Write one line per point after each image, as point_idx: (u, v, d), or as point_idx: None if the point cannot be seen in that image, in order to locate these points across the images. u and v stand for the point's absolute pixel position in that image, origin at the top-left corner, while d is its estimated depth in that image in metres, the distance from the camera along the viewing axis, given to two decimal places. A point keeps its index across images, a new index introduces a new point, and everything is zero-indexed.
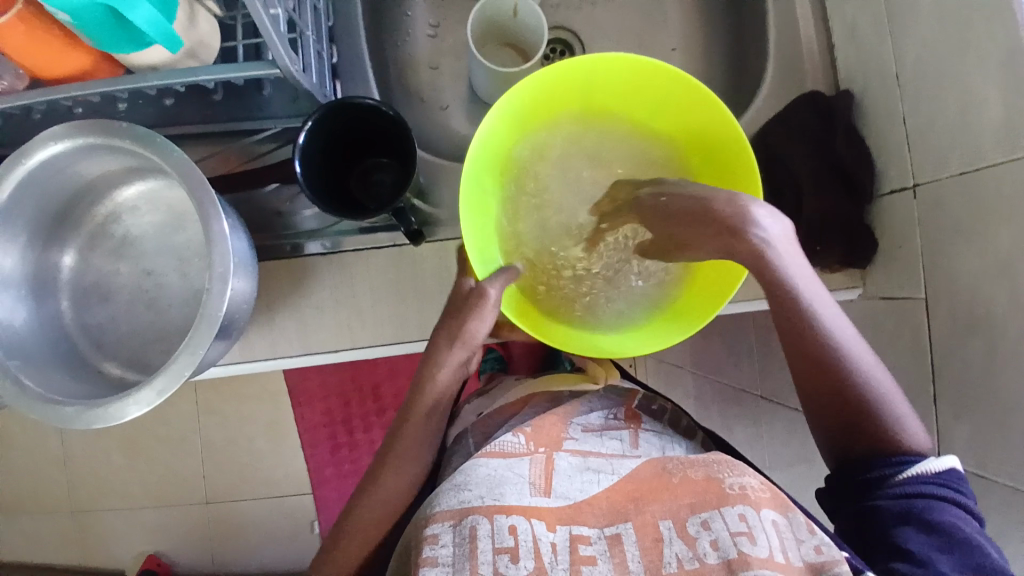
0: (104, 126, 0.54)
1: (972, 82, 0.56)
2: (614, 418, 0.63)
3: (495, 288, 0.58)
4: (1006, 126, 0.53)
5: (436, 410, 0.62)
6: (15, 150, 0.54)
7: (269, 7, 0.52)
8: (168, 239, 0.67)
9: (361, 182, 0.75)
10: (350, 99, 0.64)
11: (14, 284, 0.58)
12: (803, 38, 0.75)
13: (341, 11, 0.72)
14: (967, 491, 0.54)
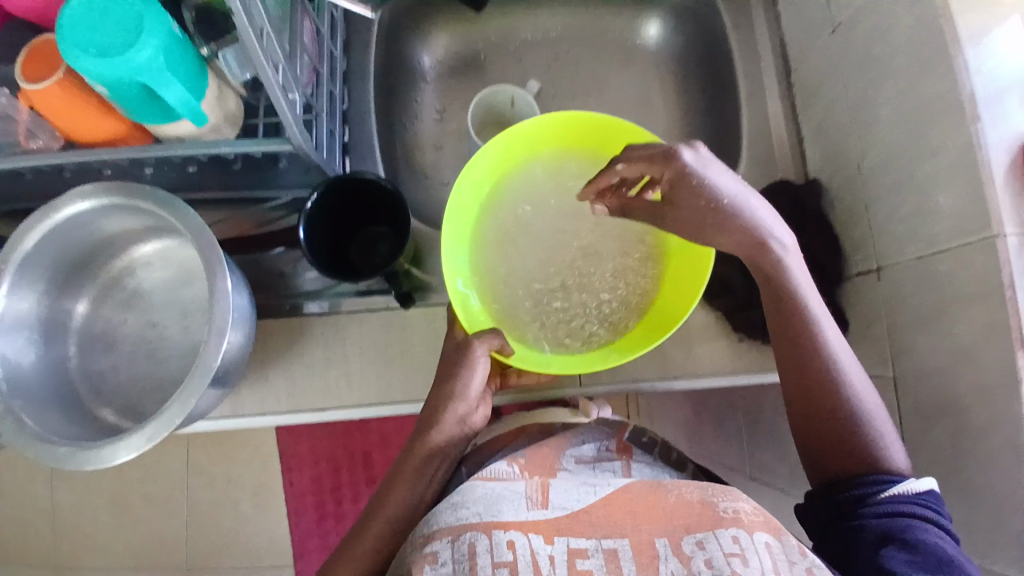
0: (127, 188, 0.60)
1: (927, 176, 0.60)
2: (606, 450, 0.66)
3: (481, 346, 0.61)
4: (959, 217, 0.56)
5: (433, 462, 0.62)
6: (44, 206, 0.59)
7: (286, 91, 0.58)
8: (176, 294, 0.71)
9: (361, 250, 0.80)
10: (356, 175, 0.70)
11: (27, 327, 0.62)
12: (778, 135, 0.81)
13: (354, 98, 0.80)
14: (947, 515, 0.53)
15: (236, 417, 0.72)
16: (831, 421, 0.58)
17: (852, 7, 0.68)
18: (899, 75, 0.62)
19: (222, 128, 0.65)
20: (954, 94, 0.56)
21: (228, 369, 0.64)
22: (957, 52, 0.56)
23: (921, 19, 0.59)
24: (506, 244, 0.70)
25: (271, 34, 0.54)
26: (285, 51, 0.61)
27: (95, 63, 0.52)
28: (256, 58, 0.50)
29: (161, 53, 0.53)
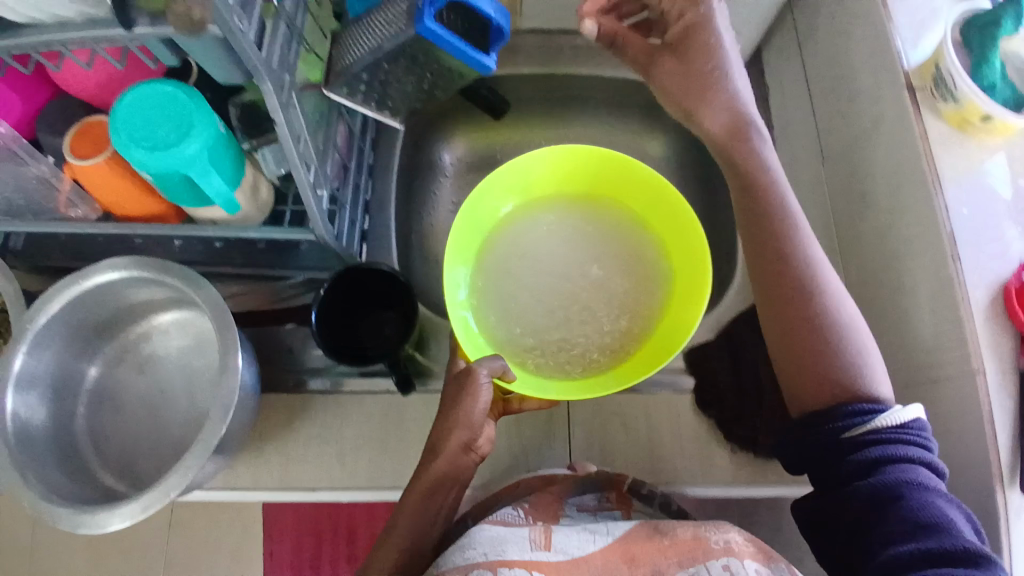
0: (157, 264, 0.64)
1: (908, 306, 0.63)
2: (605, 501, 0.63)
3: (484, 370, 0.58)
4: (937, 347, 0.60)
5: (442, 490, 0.60)
6: (77, 271, 0.64)
7: (316, 188, 0.64)
8: (187, 363, 0.74)
9: (369, 328, 0.79)
10: (371, 265, 0.75)
11: (40, 386, 0.65)
12: None
13: (376, 190, 0.86)
14: (929, 446, 0.51)
15: (234, 488, 0.73)
16: (807, 350, 0.56)
17: (840, 143, 0.73)
18: (881, 207, 0.67)
19: (253, 215, 0.71)
20: (934, 232, 0.60)
21: (229, 439, 0.65)
22: (937, 194, 0.60)
23: (900, 160, 0.64)
24: (508, 279, 0.72)
25: (308, 140, 0.61)
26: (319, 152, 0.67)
27: (147, 156, 0.57)
28: (291, 160, 0.56)
29: (205, 151, 0.59)
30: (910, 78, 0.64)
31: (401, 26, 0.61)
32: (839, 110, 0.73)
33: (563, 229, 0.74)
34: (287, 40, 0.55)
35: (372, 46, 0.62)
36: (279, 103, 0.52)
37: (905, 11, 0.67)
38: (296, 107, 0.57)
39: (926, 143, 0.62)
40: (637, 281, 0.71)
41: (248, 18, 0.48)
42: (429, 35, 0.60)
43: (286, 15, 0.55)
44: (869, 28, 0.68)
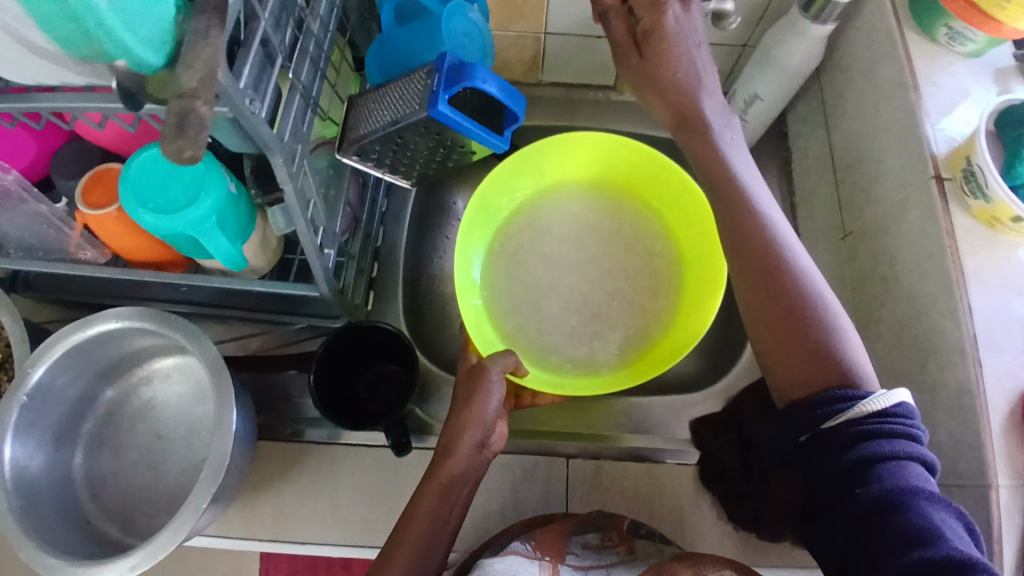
0: (159, 316, 0.63)
1: (924, 402, 0.59)
2: (608, 538, 0.63)
3: (495, 365, 0.63)
4: (955, 454, 0.56)
5: (453, 490, 0.60)
6: (81, 319, 0.63)
7: (323, 242, 0.62)
8: (184, 411, 0.73)
9: (369, 387, 0.76)
10: (368, 323, 0.71)
11: (41, 431, 0.65)
12: None
13: (388, 238, 0.82)
14: (915, 436, 0.48)
15: (228, 536, 0.71)
16: (790, 326, 0.53)
17: (863, 223, 0.69)
18: (901, 296, 0.62)
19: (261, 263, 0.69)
20: (956, 334, 0.56)
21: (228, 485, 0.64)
22: (961, 293, 0.56)
23: (924, 249, 0.60)
24: (518, 268, 0.77)
25: (319, 194, 0.58)
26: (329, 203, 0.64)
27: (151, 217, 0.52)
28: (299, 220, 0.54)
29: (213, 213, 0.54)
30: (939, 171, 0.59)
31: (409, 107, 0.52)
32: (862, 190, 0.69)
33: (571, 218, 0.78)
34: (300, 108, 0.47)
35: (381, 122, 0.53)
36: (289, 175, 0.46)
37: (936, 100, 0.62)
38: (309, 172, 0.51)
39: (953, 239, 0.57)
40: (644, 271, 0.76)
41: (263, 98, 0.42)
42: (444, 120, 0.51)
43: (301, 80, 0.47)
44: (896, 110, 0.64)
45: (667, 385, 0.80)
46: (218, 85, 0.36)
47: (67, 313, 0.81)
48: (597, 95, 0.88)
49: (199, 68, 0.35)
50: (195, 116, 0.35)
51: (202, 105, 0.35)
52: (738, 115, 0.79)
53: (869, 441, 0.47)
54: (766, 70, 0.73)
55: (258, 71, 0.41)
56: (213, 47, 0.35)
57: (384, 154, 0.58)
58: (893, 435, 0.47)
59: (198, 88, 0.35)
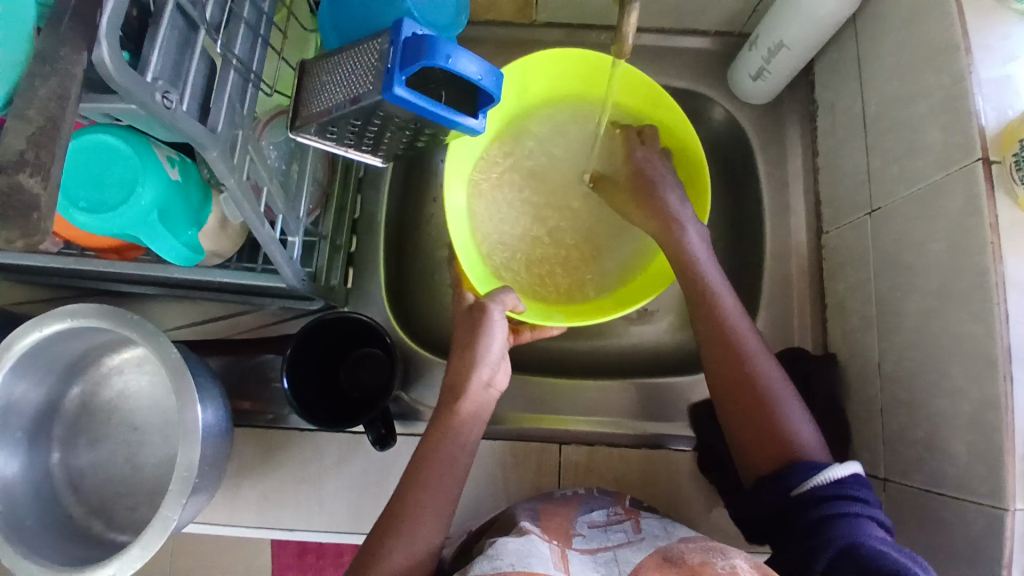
0: (113, 312, 0.56)
1: (945, 407, 0.52)
2: (614, 514, 0.60)
3: (496, 306, 0.61)
4: (971, 471, 0.49)
5: (463, 427, 0.57)
6: (35, 318, 0.56)
7: (287, 233, 0.56)
8: (159, 399, 0.69)
9: (352, 376, 0.72)
10: (340, 314, 0.66)
11: (14, 432, 0.61)
12: (796, 249, 0.72)
13: (367, 207, 0.73)
14: (872, 502, 0.48)
15: (216, 523, 0.69)
16: (762, 413, 0.53)
17: (892, 201, 0.59)
18: (927, 293, 0.54)
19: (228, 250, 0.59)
20: (986, 343, 0.48)
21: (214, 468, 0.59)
22: (999, 295, 0.47)
23: (956, 240, 0.51)
24: (507, 203, 0.73)
25: (274, 187, 0.51)
26: (291, 188, 0.57)
27: (87, 218, 0.46)
28: (255, 231, 0.48)
29: (156, 205, 0.48)
30: (986, 153, 0.49)
31: (363, 86, 0.43)
32: (896, 160, 0.58)
33: (558, 138, 0.74)
34: (238, 86, 0.42)
35: (335, 100, 0.45)
36: (228, 168, 0.41)
37: (989, 67, 0.51)
38: (256, 156, 0.46)
39: (996, 233, 0.48)
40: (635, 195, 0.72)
41: (181, 88, 0.37)
42: (401, 105, 0.43)
43: (235, 54, 0.42)
44: (942, 73, 0.53)
45: (671, 360, 0.75)
46: (96, 63, 0.31)
47: (38, 293, 0.76)
48: (599, 37, 0.76)
49: (33, 118, 0.31)
50: (25, 193, 0.31)
51: (29, 177, 0.31)
52: (760, 63, 0.68)
53: (833, 499, 0.47)
54: (791, 11, 0.62)
55: (174, 55, 0.37)
56: (59, 84, 0.32)
57: (347, 134, 0.49)
58: (858, 497, 0.48)
59: (29, 150, 0.31)
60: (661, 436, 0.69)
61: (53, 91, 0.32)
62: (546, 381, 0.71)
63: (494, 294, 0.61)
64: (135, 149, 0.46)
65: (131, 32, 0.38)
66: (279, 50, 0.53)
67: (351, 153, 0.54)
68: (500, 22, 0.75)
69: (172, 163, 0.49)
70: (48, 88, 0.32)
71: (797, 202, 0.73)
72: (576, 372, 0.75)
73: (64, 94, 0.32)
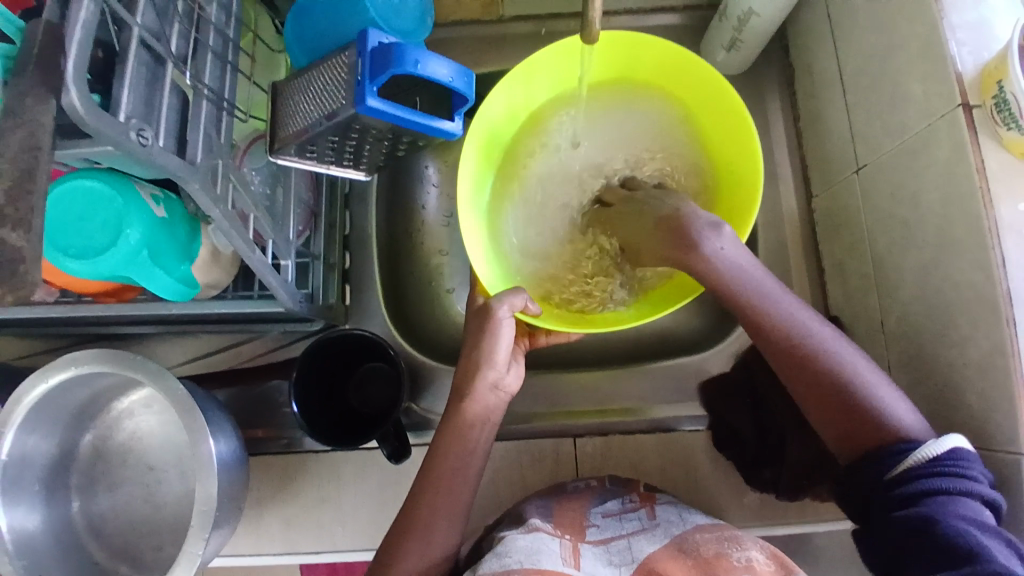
0: (114, 356, 0.55)
1: (953, 357, 0.52)
2: (630, 501, 0.60)
3: (503, 307, 0.57)
4: (984, 419, 0.49)
5: (471, 431, 0.57)
6: (39, 370, 0.56)
7: (280, 256, 0.56)
8: (172, 438, 0.69)
9: (360, 394, 0.72)
10: (342, 332, 0.66)
11: (36, 486, 0.60)
12: (789, 215, 0.72)
13: (357, 223, 0.73)
14: (974, 474, 0.44)
15: (242, 554, 0.69)
16: (818, 373, 0.50)
17: (879, 157, 0.59)
18: (925, 247, 0.54)
19: (221, 281, 0.59)
20: (987, 288, 0.48)
21: (234, 503, 0.59)
22: (993, 240, 0.47)
23: (948, 190, 0.51)
24: (535, 200, 0.70)
25: (261, 212, 0.51)
26: (275, 212, 0.57)
27: (77, 264, 0.46)
28: (248, 259, 0.48)
29: (145, 244, 0.48)
30: (966, 99, 0.49)
31: (337, 101, 0.43)
32: (878, 116, 0.58)
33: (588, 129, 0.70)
34: (212, 114, 0.42)
35: (311, 119, 0.44)
36: (212, 199, 0.41)
37: (962, 13, 0.51)
38: (238, 184, 0.46)
39: (983, 178, 0.48)
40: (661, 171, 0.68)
41: (154, 124, 0.37)
42: (378, 116, 0.43)
43: (205, 83, 0.42)
44: (916, 22, 0.53)
45: (677, 340, 0.75)
46: (65, 108, 0.31)
47: (42, 343, 0.76)
48: (569, 24, 0.75)
49: (7, 172, 0.32)
50: (5, 248, 0.31)
51: (10, 232, 0.31)
52: (732, 34, 0.68)
53: (924, 478, 0.44)
54: None
55: (143, 92, 0.37)
56: (30, 135, 0.32)
57: (327, 150, 0.49)
58: (953, 472, 0.44)
59: (7, 205, 0.31)
60: (674, 418, 0.69)
61: (25, 144, 0.32)
62: (555, 375, 0.71)
63: (504, 297, 0.58)
64: (118, 191, 0.46)
65: (99, 72, 0.38)
66: (249, 75, 0.53)
67: (333, 170, 0.54)
68: (468, 19, 0.75)
69: (156, 200, 0.49)
70: (19, 140, 0.32)
71: (785, 168, 0.73)
72: (585, 364, 0.74)
73: (36, 143, 0.32)
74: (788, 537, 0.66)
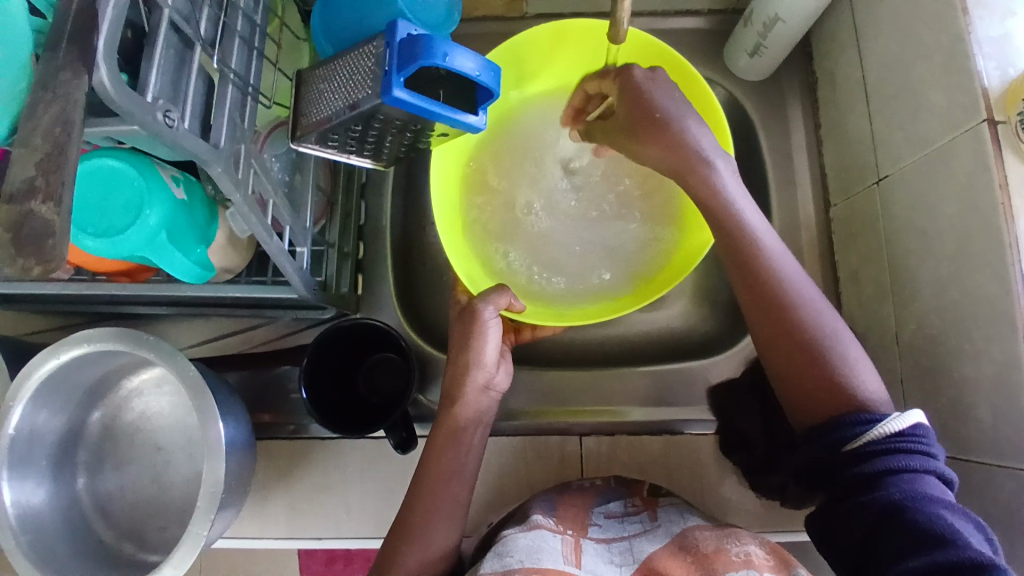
0: (128, 335, 0.56)
1: (966, 372, 0.52)
2: (631, 504, 0.60)
3: (489, 306, 0.59)
4: (996, 435, 0.49)
5: (466, 428, 0.58)
6: (50, 347, 0.56)
7: (296, 243, 0.56)
8: (181, 417, 0.69)
9: (369, 382, 0.72)
10: (351, 320, 0.66)
11: (43, 461, 0.60)
12: (805, 223, 0.72)
13: (371, 214, 0.73)
14: (932, 451, 0.45)
15: (247, 537, 0.70)
16: (776, 307, 0.51)
17: (900, 168, 0.58)
18: (942, 259, 0.54)
19: (236, 266, 0.59)
20: (1004, 304, 0.48)
21: (240, 484, 0.59)
22: (1013, 256, 0.47)
23: (969, 204, 0.50)
24: (511, 189, 0.71)
25: (280, 198, 0.51)
26: (292, 199, 0.57)
27: (96, 242, 0.46)
28: (267, 244, 0.48)
29: (163, 226, 0.48)
30: (991, 114, 0.49)
31: (361, 90, 0.43)
32: (900, 126, 0.58)
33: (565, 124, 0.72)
34: (237, 99, 0.42)
35: (334, 107, 0.44)
36: (234, 184, 0.41)
37: (989, 24, 0.51)
38: (260, 169, 0.46)
39: (1006, 194, 0.47)
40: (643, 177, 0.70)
41: (182, 107, 0.37)
42: (401, 107, 0.43)
43: (232, 68, 0.42)
44: (943, 35, 0.53)
45: (688, 343, 0.74)
46: (95, 88, 0.31)
47: (54, 321, 0.76)
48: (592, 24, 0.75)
49: (39, 145, 0.32)
50: (36, 220, 0.31)
51: (41, 205, 0.31)
52: (756, 38, 0.68)
53: (891, 454, 0.45)
54: None
55: (171, 74, 0.37)
56: (62, 110, 0.32)
57: (348, 140, 0.49)
58: (916, 450, 0.45)
59: (38, 176, 0.32)
60: (680, 421, 0.69)
61: (57, 119, 0.32)
62: (563, 373, 0.71)
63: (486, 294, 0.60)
64: (140, 172, 0.46)
65: (127, 53, 0.38)
66: (274, 61, 0.53)
67: (352, 159, 0.54)
68: (491, 16, 0.75)
69: (176, 182, 0.49)
70: (52, 115, 0.32)
71: (803, 175, 0.72)
72: (592, 363, 0.74)
73: (68, 118, 0.32)
74: (792, 545, 0.65)
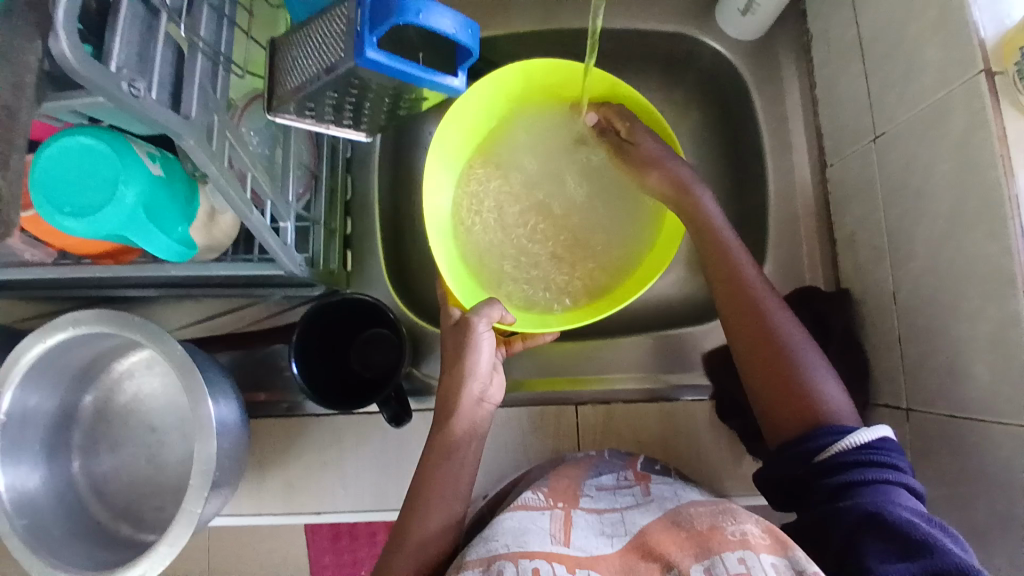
0: (115, 316, 0.55)
1: (963, 331, 0.51)
2: (624, 478, 0.60)
3: (482, 320, 0.58)
4: (994, 392, 0.48)
5: (460, 400, 0.58)
6: (37, 330, 0.55)
7: (280, 218, 0.55)
8: (173, 399, 0.69)
9: (362, 358, 0.72)
10: (341, 295, 0.65)
11: (34, 443, 0.60)
12: (801, 186, 0.71)
13: (358, 188, 0.72)
14: (900, 465, 0.48)
15: (244, 514, 0.70)
16: (741, 302, 0.57)
17: (895, 126, 0.57)
18: (938, 215, 0.53)
19: (221, 244, 0.58)
20: (1002, 259, 0.47)
21: (234, 462, 0.59)
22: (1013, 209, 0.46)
23: (966, 158, 0.49)
24: (490, 207, 0.70)
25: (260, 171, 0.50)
26: (273, 172, 0.56)
27: (75, 222, 0.45)
28: (250, 219, 0.47)
29: (141, 204, 0.47)
30: (988, 64, 0.48)
31: (335, 54, 0.42)
32: (896, 82, 0.56)
33: (540, 145, 0.71)
34: (209, 69, 0.41)
35: (309, 74, 0.43)
36: (209, 156, 0.40)
37: None
38: (236, 142, 0.45)
39: (1004, 146, 0.46)
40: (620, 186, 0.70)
41: (151, 79, 0.36)
42: (376, 70, 0.41)
43: (201, 37, 0.40)
44: None
45: (683, 311, 0.74)
46: (56, 58, 0.30)
47: (42, 307, 0.76)
48: None
49: None
50: None
51: None
52: None
53: (862, 466, 0.47)
54: None
55: (138, 43, 0.36)
56: (15, 74, 0.31)
57: (326, 109, 0.48)
58: (886, 462, 0.47)
59: None
60: (676, 388, 0.69)
61: (10, 84, 0.31)
62: (558, 344, 0.71)
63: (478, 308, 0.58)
64: (115, 149, 0.45)
65: (92, 24, 0.37)
66: (246, 30, 0.51)
67: (333, 130, 0.53)
68: None
69: (153, 158, 0.48)
70: (5, 80, 0.31)
71: (798, 137, 0.71)
72: (586, 334, 0.74)
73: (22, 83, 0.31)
74: None
